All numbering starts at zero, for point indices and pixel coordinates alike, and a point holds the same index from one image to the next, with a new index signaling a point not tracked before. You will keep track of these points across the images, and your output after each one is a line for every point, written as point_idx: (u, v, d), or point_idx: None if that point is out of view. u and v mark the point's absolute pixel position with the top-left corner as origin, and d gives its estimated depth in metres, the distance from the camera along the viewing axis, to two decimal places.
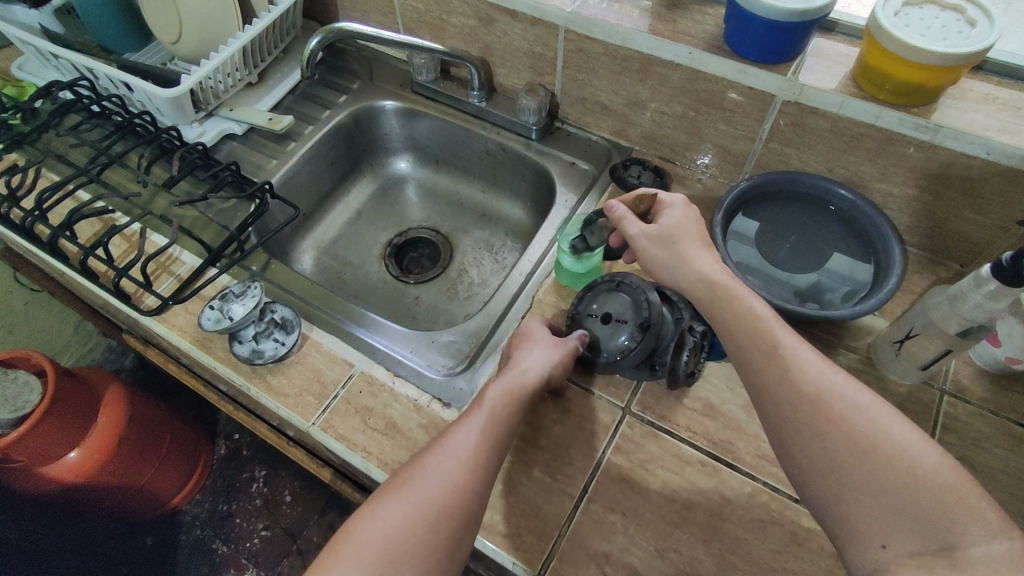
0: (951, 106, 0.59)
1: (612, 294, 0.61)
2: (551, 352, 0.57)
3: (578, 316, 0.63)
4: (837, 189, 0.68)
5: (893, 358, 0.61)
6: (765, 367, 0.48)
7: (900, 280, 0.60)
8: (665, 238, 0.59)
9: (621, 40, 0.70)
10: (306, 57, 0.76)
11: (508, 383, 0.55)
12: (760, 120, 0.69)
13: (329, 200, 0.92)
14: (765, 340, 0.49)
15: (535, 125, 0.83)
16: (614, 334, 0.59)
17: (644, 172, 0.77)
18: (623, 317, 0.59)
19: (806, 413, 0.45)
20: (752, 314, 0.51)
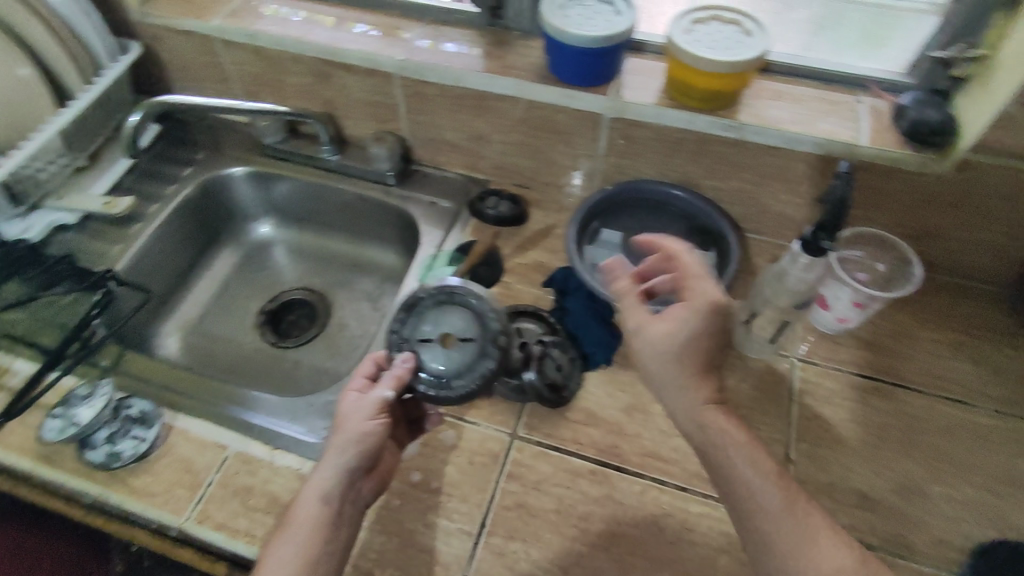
0: (750, 105, 0.67)
1: (446, 308, 0.60)
2: (349, 450, 0.52)
3: (400, 340, 0.59)
4: (673, 192, 0.73)
5: (747, 337, 0.66)
6: (736, 478, 0.50)
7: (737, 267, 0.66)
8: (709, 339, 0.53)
9: (455, 81, 0.73)
10: (128, 135, 0.71)
11: (296, 521, 0.50)
12: (594, 138, 0.73)
13: (189, 276, 0.88)
14: (758, 482, 0.49)
15: (391, 171, 0.83)
16: (449, 356, 0.57)
17: (501, 202, 0.79)
18: (465, 334, 0.58)
19: (796, 559, 0.46)
20: (731, 428, 0.51)
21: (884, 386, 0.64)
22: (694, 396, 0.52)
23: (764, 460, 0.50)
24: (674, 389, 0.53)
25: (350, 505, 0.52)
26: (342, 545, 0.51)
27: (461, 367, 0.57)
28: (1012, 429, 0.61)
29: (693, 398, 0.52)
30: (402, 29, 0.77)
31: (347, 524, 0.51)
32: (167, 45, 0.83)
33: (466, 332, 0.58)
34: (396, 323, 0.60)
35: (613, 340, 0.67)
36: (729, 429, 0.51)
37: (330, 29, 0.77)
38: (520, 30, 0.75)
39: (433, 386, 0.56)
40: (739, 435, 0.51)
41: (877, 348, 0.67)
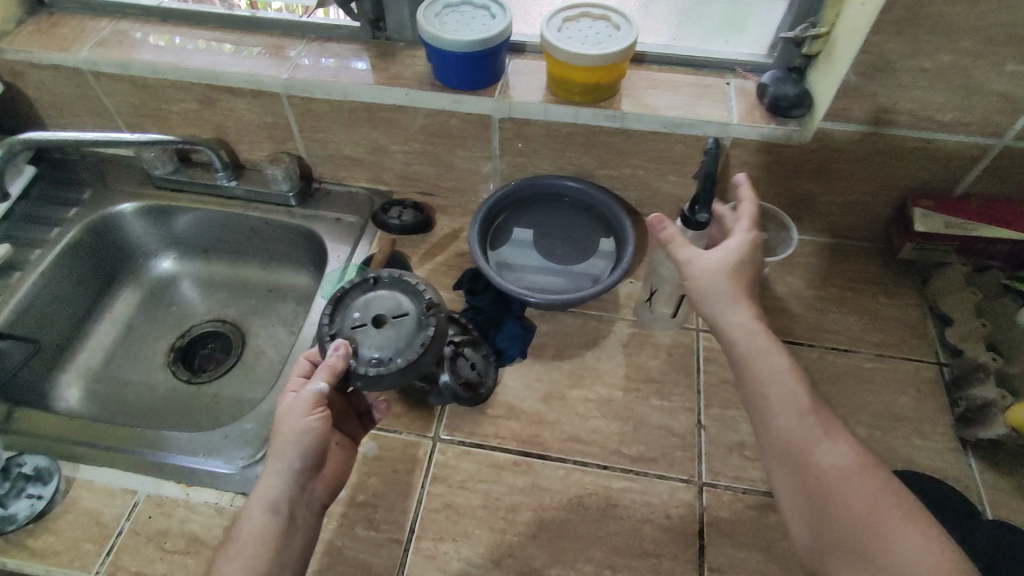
0: (628, 95, 0.70)
1: (374, 294, 0.57)
2: (290, 453, 0.50)
3: (329, 332, 0.55)
4: (569, 184, 0.76)
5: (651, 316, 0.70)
6: (773, 405, 0.49)
7: (634, 249, 0.69)
8: (745, 269, 0.54)
9: (343, 95, 0.73)
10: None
11: (242, 535, 0.48)
12: (488, 139, 0.75)
13: (87, 323, 0.83)
14: (776, 391, 0.49)
15: (293, 190, 0.82)
16: (385, 336, 0.55)
17: (405, 211, 0.80)
18: (398, 312, 0.56)
19: (796, 458, 0.47)
20: (767, 355, 0.50)
21: (781, 345, 0.68)
22: (741, 317, 0.52)
23: (796, 388, 0.49)
24: (736, 304, 0.52)
25: (302, 509, 0.51)
26: (298, 550, 0.50)
27: (398, 343, 0.54)
28: (894, 369, 0.66)
29: (743, 301, 0.53)
30: (285, 48, 0.76)
31: (300, 529, 0.50)
32: (36, 82, 0.79)
33: (399, 310, 0.56)
34: (321, 316, 0.56)
35: (525, 332, 0.68)
36: (772, 350, 0.50)
37: (209, 53, 0.76)
38: (404, 41, 0.76)
39: (373, 368, 0.53)
40: (772, 361, 0.50)
41: (772, 310, 0.71)
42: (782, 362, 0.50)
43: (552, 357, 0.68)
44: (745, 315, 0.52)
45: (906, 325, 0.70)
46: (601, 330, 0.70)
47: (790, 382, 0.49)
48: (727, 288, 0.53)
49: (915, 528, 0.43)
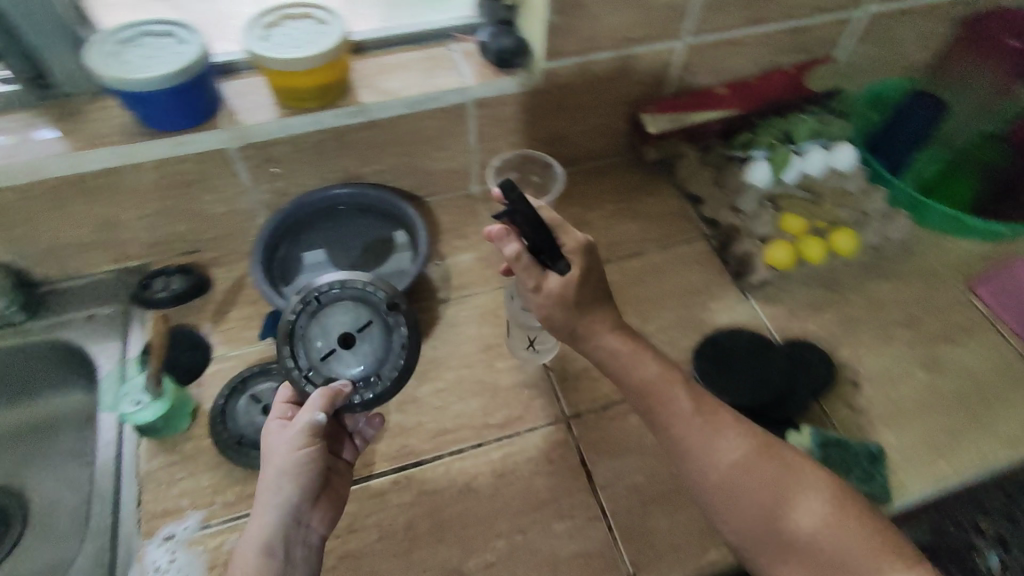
0: (363, 87, 0.68)
1: (325, 314, 0.58)
2: (286, 487, 0.48)
3: (305, 368, 0.56)
4: (339, 194, 0.72)
5: (532, 349, 0.67)
6: (665, 415, 0.50)
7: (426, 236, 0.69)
8: (590, 284, 0.50)
9: (31, 176, 0.60)
10: None
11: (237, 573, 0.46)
12: (233, 173, 0.68)
13: None
14: (668, 403, 0.50)
15: (14, 305, 0.67)
16: (359, 353, 0.58)
17: (171, 279, 0.71)
18: (361, 324, 0.59)
19: (696, 461, 0.49)
20: (643, 366, 0.51)
21: None
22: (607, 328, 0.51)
23: (677, 389, 0.50)
24: (600, 325, 0.51)
25: (300, 545, 0.49)
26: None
27: (377, 355, 0.59)
28: (676, 254, 0.76)
29: (598, 317, 0.51)
30: None
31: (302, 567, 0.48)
32: None
33: (360, 324, 0.59)
34: (286, 357, 0.56)
35: None
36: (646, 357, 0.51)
37: None
38: (85, 93, 0.65)
39: (362, 388, 0.57)
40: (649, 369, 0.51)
41: None
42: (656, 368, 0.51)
43: None
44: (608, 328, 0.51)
45: (671, 215, 0.80)
46: (427, 320, 0.70)
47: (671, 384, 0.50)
48: (580, 312, 0.50)
49: (811, 487, 0.47)
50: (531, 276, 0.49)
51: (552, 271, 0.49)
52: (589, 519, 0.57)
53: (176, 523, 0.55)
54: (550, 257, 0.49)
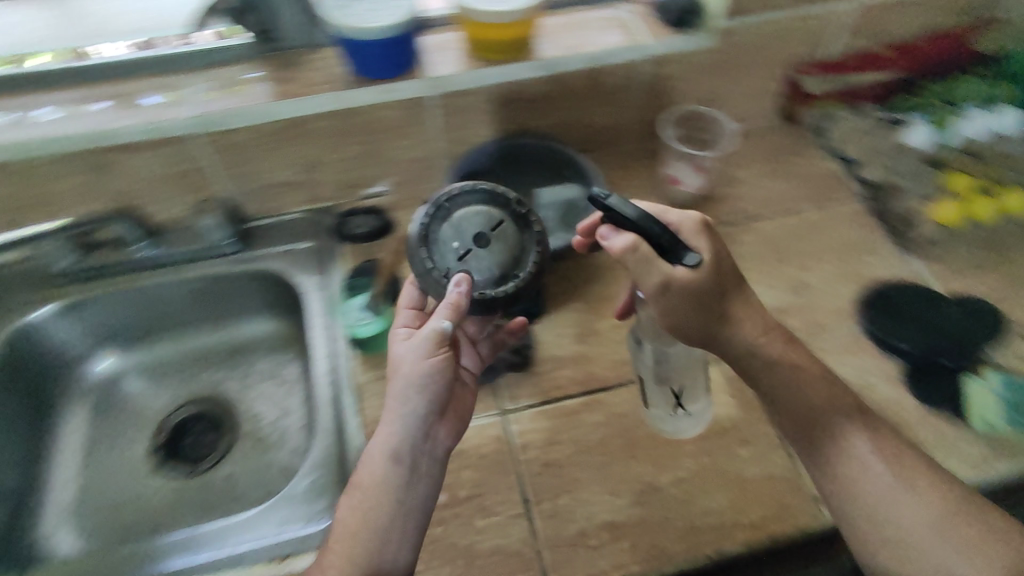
0: (546, 43, 0.73)
1: (458, 216, 0.57)
2: (413, 397, 0.54)
3: (443, 271, 0.56)
4: (519, 144, 0.78)
5: (679, 418, 0.59)
6: (835, 438, 0.52)
7: (598, 179, 0.75)
8: (716, 279, 0.53)
9: (267, 116, 0.68)
10: None
11: (369, 481, 0.52)
12: (424, 122, 0.74)
13: (40, 458, 0.73)
14: (802, 398, 0.54)
15: (233, 238, 0.77)
16: (495, 249, 0.57)
17: (370, 218, 0.78)
18: (493, 222, 0.57)
19: (825, 455, 0.52)
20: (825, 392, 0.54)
21: (741, 225, 0.78)
22: (746, 332, 0.55)
23: (812, 383, 0.55)
24: (772, 350, 0.55)
25: (426, 454, 0.54)
26: (424, 498, 0.53)
27: (512, 253, 0.57)
28: (832, 213, 0.78)
29: (744, 330, 0.55)
30: (175, 87, 0.69)
31: (423, 478, 0.53)
32: None
33: (492, 222, 0.57)
34: (423, 260, 0.56)
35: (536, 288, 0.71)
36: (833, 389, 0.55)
37: (84, 116, 0.66)
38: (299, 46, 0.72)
39: (501, 291, 0.56)
40: (832, 397, 0.54)
41: (722, 200, 0.80)
42: (842, 398, 0.54)
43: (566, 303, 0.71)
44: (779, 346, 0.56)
45: (826, 177, 0.82)
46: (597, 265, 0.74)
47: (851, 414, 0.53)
48: (698, 304, 0.52)
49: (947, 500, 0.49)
50: (651, 267, 0.51)
51: (682, 262, 0.51)
52: (771, 446, 0.60)
53: None
54: (665, 249, 0.50)
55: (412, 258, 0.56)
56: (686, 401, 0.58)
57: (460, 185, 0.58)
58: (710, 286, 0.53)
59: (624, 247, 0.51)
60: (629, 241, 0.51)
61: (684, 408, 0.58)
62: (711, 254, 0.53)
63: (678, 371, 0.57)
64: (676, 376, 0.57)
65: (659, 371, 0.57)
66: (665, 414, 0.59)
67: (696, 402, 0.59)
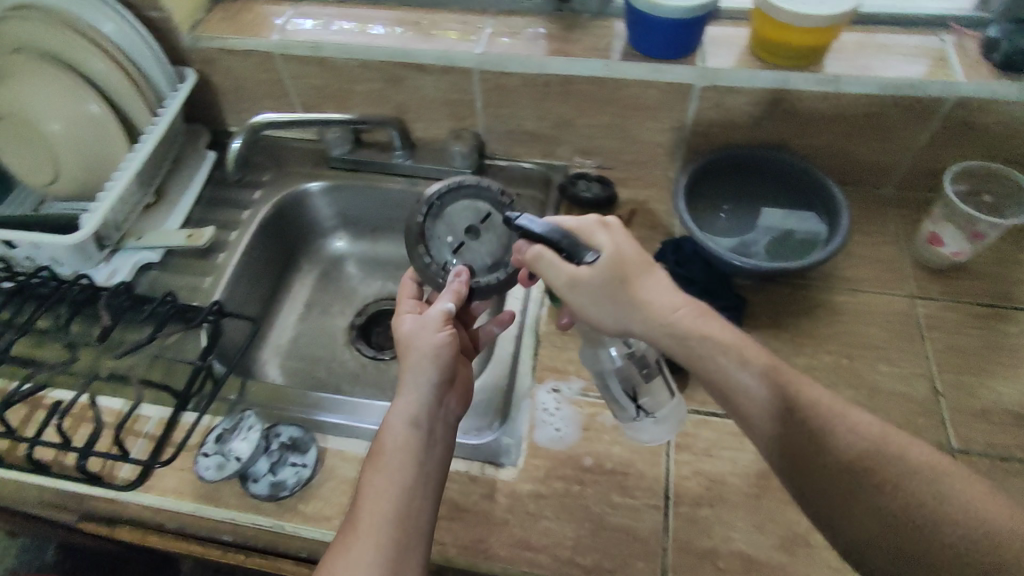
0: (837, 59, 0.68)
1: (448, 213, 0.69)
2: (428, 366, 0.59)
3: (439, 263, 0.68)
4: (780, 157, 0.74)
5: (649, 426, 0.58)
6: (875, 521, 0.44)
7: (846, 237, 0.66)
8: (620, 270, 0.56)
9: (539, 69, 0.73)
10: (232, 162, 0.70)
11: (387, 446, 0.54)
12: (683, 110, 0.73)
13: (275, 300, 0.86)
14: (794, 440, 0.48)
15: (471, 168, 0.83)
16: (484, 242, 0.69)
17: (591, 184, 0.79)
18: (482, 218, 0.69)
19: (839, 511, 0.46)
20: (836, 460, 0.46)
21: (998, 310, 0.68)
22: (667, 311, 0.55)
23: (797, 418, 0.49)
24: (716, 358, 0.53)
25: (438, 421, 0.58)
26: (436, 462, 0.55)
27: (499, 245, 0.69)
28: None
29: (676, 327, 0.54)
30: (472, 25, 0.77)
31: (435, 443, 0.56)
32: (223, 67, 0.82)
33: (481, 216, 0.69)
34: (423, 256, 0.67)
35: (740, 303, 0.69)
36: (838, 439, 0.47)
37: (393, 33, 0.76)
38: (589, 12, 0.76)
39: (494, 277, 0.68)
40: (847, 457, 0.46)
41: (982, 276, 0.70)
42: (850, 456, 0.46)
43: (767, 327, 0.68)
44: (755, 356, 0.52)
45: None
46: (811, 300, 0.69)
47: (874, 474, 0.45)
48: (610, 294, 0.55)
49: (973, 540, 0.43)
50: (559, 269, 0.56)
51: (583, 261, 0.56)
52: None
53: (563, 381, 0.66)
54: (558, 247, 0.56)
55: (411, 253, 0.68)
56: (650, 406, 0.58)
57: (447, 184, 0.70)
58: (637, 272, 0.56)
59: (538, 258, 0.57)
60: (540, 250, 0.57)
61: (649, 412, 0.58)
62: (611, 245, 0.56)
63: (632, 374, 0.58)
64: (632, 383, 0.59)
65: (618, 380, 0.59)
66: (634, 423, 0.59)
67: (661, 402, 0.58)
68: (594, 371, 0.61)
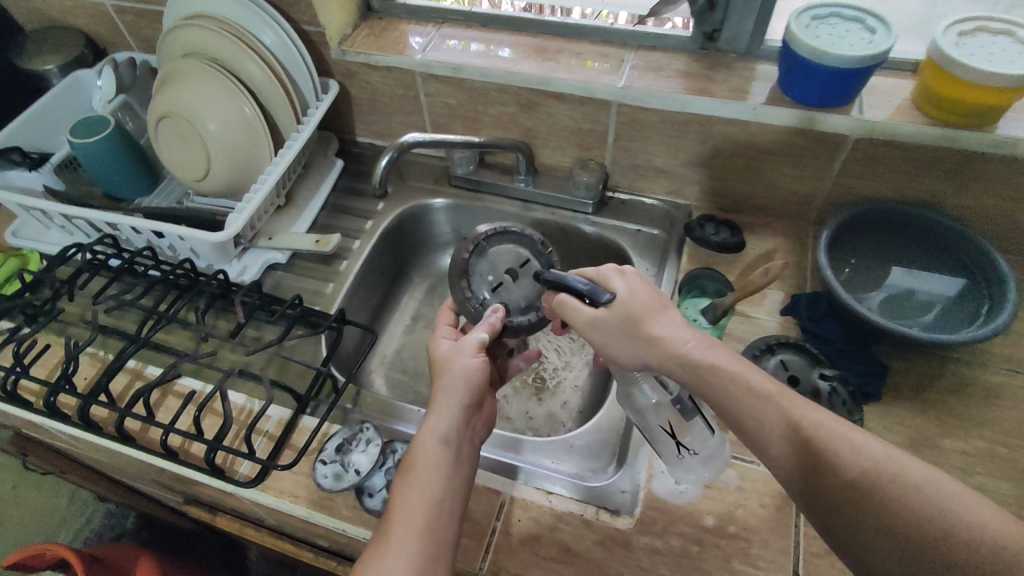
0: (1017, 121, 0.61)
1: (492, 253, 0.75)
2: (460, 389, 0.58)
3: (479, 299, 0.72)
4: (912, 213, 0.69)
5: (688, 458, 0.60)
6: (888, 545, 0.41)
7: (1015, 313, 0.60)
8: (636, 311, 0.55)
9: (681, 107, 0.71)
10: (377, 179, 0.71)
11: (415, 461, 0.53)
12: (829, 160, 0.70)
13: (385, 309, 0.88)
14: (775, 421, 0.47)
15: (592, 200, 0.83)
16: (522, 284, 0.73)
17: (719, 228, 0.79)
18: (521, 261, 0.74)
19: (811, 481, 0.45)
20: (842, 481, 0.43)
21: None
22: (677, 344, 0.53)
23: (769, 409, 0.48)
24: (724, 383, 0.50)
25: (467, 443, 0.57)
26: (464, 482, 0.55)
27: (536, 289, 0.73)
28: None
29: (688, 359, 0.52)
30: (613, 56, 0.76)
31: (464, 462, 0.56)
32: (362, 81, 0.84)
33: (520, 261, 0.74)
34: (463, 290, 0.72)
35: (882, 370, 0.64)
36: (840, 462, 0.44)
37: (533, 60, 0.77)
38: (735, 51, 0.74)
39: (526, 318, 0.71)
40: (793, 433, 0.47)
41: None
42: (854, 476, 0.43)
43: (908, 400, 0.64)
44: (757, 384, 0.49)
45: None
46: (955, 377, 0.65)
47: (878, 496, 0.42)
48: (625, 335, 0.55)
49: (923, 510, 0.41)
50: (579, 313, 0.58)
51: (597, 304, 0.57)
52: None
53: None
54: (580, 292, 0.58)
55: (453, 285, 0.73)
56: (687, 441, 0.59)
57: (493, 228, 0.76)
58: (664, 313, 0.56)
59: (563, 303, 0.59)
60: (565, 298, 0.59)
61: (690, 449, 0.59)
62: (625, 288, 0.57)
63: (669, 417, 0.57)
64: (671, 423, 0.58)
65: (658, 422, 0.58)
66: (678, 459, 0.60)
67: (701, 437, 0.59)
68: (631, 410, 0.60)
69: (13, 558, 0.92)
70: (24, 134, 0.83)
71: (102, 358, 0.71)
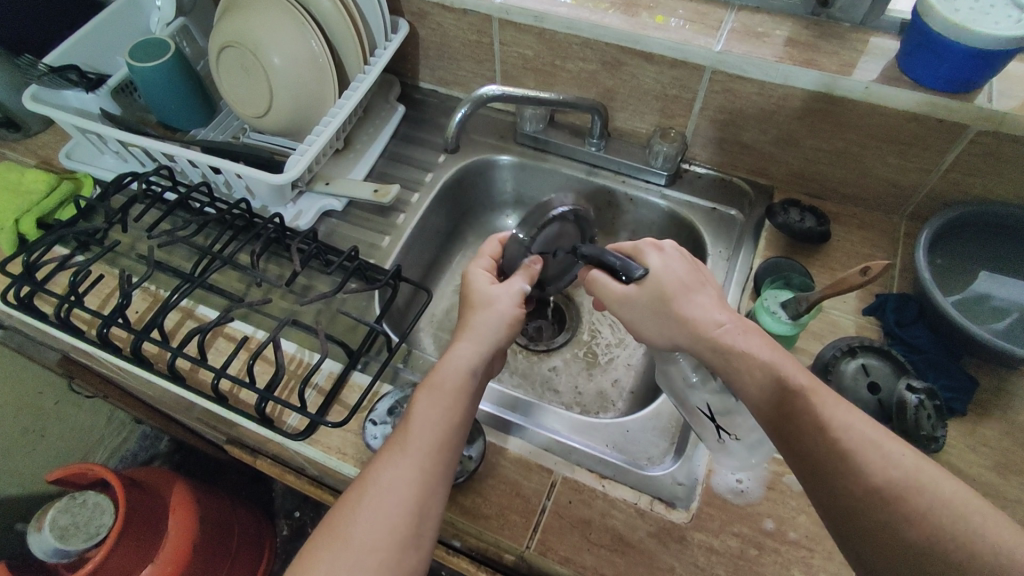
0: None
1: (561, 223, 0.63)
2: (489, 325, 0.55)
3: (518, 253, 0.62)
4: (1002, 210, 0.64)
5: (741, 449, 0.55)
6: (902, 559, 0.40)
7: None
8: (667, 288, 0.53)
9: (781, 78, 0.65)
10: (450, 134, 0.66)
11: (436, 383, 0.51)
12: (942, 152, 0.64)
13: (439, 266, 0.86)
14: (801, 407, 0.45)
15: (667, 171, 0.78)
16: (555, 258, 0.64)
17: (804, 214, 0.73)
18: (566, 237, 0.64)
19: (828, 477, 0.43)
20: (866, 486, 0.41)
21: None
22: (710, 327, 0.50)
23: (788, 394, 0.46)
24: (751, 372, 0.48)
25: (485, 371, 0.54)
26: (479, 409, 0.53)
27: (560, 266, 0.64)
28: None
29: (720, 344, 0.49)
30: (712, 15, 0.70)
31: (480, 392, 0.54)
32: (434, 23, 0.79)
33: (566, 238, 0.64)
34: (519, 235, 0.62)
35: (973, 386, 0.60)
36: (866, 468, 0.42)
37: (623, 13, 0.70)
38: (850, 22, 0.67)
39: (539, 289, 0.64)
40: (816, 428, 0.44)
41: None
42: (879, 484, 0.41)
43: (998, 423, 0.59)
44: (788, 377, 0.46)
45: None
46: None
47: (901, 507, 0.40)
48: (657, 311, 0.53)
49: (936, 518, 0.40)
50: (614, 284, 0.56)
51: (631, 275, 0.54)
52: None
53: None
54: (614, 268, 0.55)
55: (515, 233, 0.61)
56: (732, 428, 0.54)
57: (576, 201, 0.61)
58: (694, 282, 0.53)
59: (596, 279, 0.57)
60: (599, 274, 0.57)
61: (732, 434, 0.54)
62: (659, 267, 0.54)
63: (710, 398, 0.54)
64: (714, 407, 0.54)
65: (698, 402, 0.55)
66: (721, 445, 0.56)
67: (748, 425, 0.54)
68: (674, 393, 0.57)
69: (58, 474, 0.94)
70: (84, 52, 0.80)
71: (154, 294, 0.70)
